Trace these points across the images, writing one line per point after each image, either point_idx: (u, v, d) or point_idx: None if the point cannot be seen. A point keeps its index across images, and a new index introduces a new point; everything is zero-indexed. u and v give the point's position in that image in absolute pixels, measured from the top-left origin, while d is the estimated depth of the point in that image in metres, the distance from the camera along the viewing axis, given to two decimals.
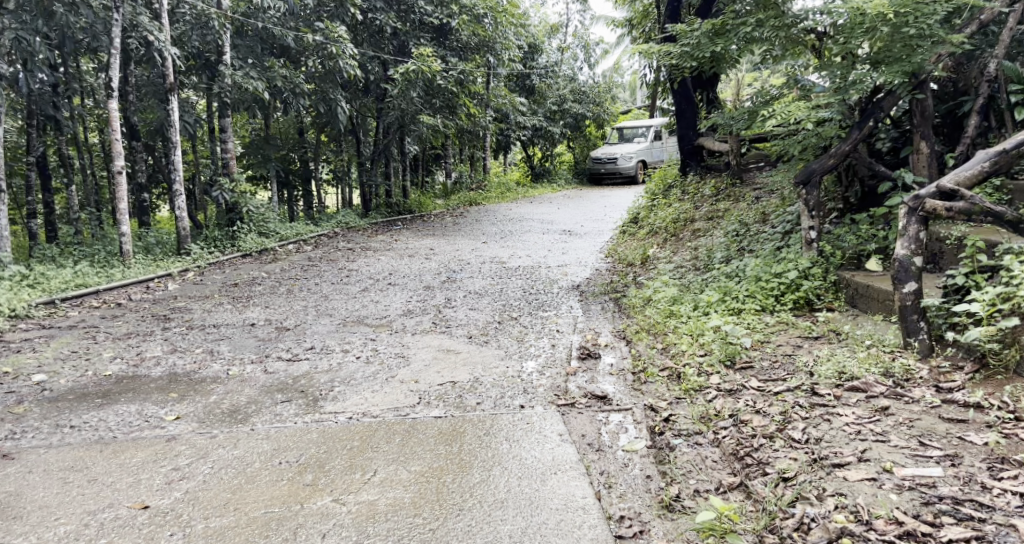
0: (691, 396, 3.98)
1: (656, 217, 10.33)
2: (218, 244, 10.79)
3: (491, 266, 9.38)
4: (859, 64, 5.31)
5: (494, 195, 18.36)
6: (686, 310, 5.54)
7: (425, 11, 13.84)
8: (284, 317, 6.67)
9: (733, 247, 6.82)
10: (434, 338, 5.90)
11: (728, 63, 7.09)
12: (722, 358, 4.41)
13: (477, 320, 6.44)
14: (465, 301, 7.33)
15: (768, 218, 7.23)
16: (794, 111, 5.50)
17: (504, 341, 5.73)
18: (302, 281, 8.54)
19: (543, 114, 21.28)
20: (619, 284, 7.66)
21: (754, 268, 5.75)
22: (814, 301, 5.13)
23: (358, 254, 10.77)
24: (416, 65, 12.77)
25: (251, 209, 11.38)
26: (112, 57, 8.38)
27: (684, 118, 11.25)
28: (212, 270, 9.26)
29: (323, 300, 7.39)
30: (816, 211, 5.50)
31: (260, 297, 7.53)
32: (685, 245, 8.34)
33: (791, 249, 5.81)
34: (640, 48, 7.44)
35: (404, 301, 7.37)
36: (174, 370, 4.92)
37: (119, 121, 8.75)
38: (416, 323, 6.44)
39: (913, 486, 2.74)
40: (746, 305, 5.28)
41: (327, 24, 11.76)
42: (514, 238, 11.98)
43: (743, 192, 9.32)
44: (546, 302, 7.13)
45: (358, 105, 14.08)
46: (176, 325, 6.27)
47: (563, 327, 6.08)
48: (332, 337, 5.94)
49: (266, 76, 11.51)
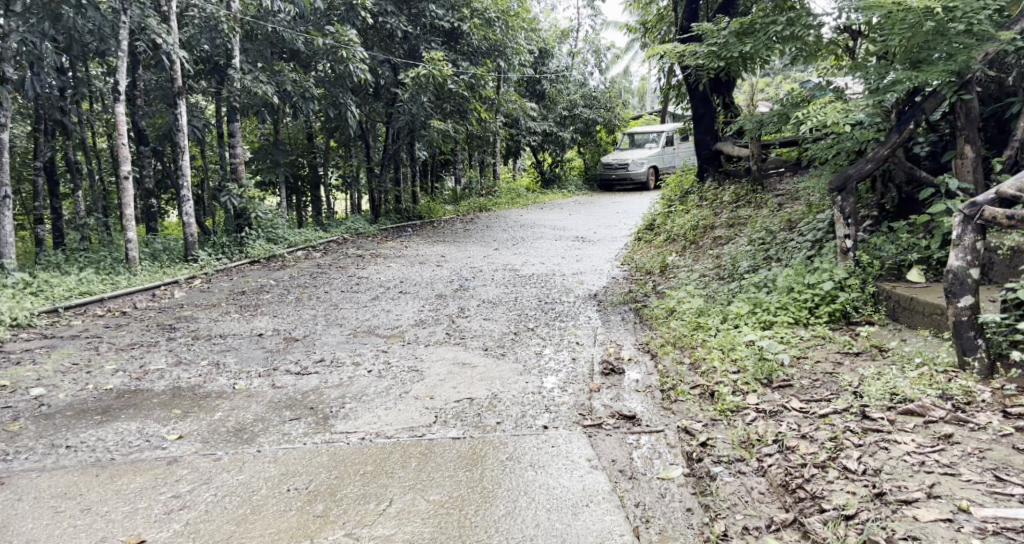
0: (727, 418, 3.73)
1: (673, 224, 10.06)
2: (227, 250, 10.60)
3: (504, 274, 9.13)
4: (897, 63, 5.07)
5: (503, 200, 18.13)
6: (714, 323, 5.30)
7: (436, 15, 13.70)
8: (293, 327, 6.44)
9: (759, 256, 6.58)
10: (449, 350, 5.65)
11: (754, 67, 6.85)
12: (759, 376, 4.18)
13: (493, 331, 6.19)
14: (479, 310, 7.09)
15: (795, 226, 6.96)
16: (828, 114, 5.25)
17: (521, 354, 5.48)
18: (311, 288, 8.31)
19: (553, 119, 21.06)
20: (639, 293, 7.40)
21: (785, 279, 5.50)
22: (852, 314, 4.90)
23: (369, 260, 10.56)
24: (427, 69, 12.64)
25: (261, 215, 11.19)
26: (119, 60, 8.22)
27: (702, 122, 11.08)
28: (220, 277, 9.05)
29: (333, 309, 7.15)
30: (853, 219, 5.21)
31: (268, 306, 7.30)
32: (706, 253, 8.08)
33: (824, 258, 5.56)
34: (660, 50, 7.14)
35: (416, 310, 7.13)
36: (178, 384, 4.68)
37: (125, 125, 8.55)
38: (429, 334, 6.20)
39: (999, 530, 2.54)
40: (779, 319, 5.03)
41: (338, 27, 11.63)
42: (526, 245, 11.73)
43: (764, 198, 9.06)
44: (563, 312, 6.88)
45: (368, 109, 13.93)
46: (181, 335, 6.04)
47: (583, 338, 5.83)
48: (343, 349, 5.70)
49: (276, 80, 11.39)
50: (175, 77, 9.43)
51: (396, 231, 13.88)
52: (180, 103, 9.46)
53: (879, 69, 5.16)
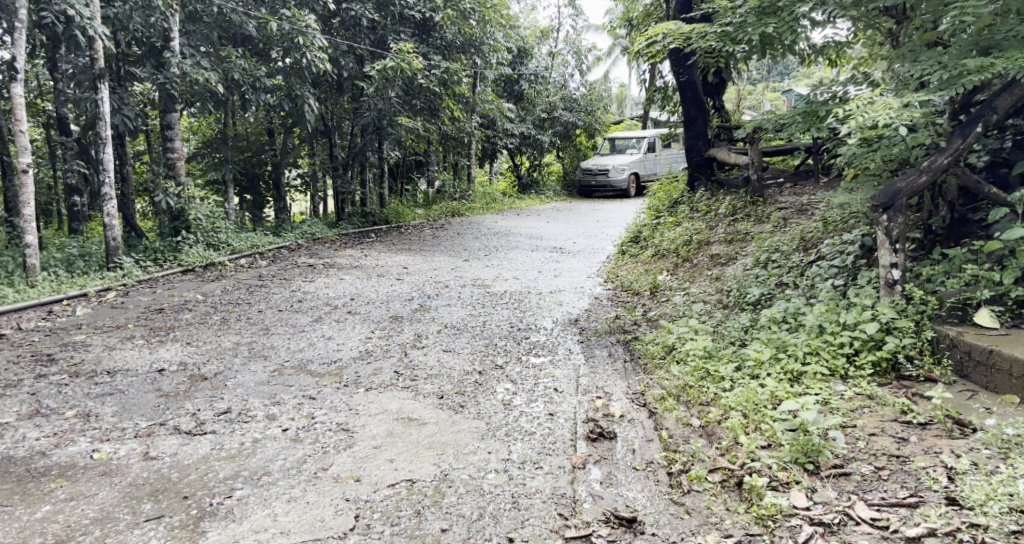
0: (772, 535, 2.86)
1: (662, 237, 8.98)
2: (157, 256, 9.32)
3: (473, 291, 7.97)
4: (964, 50, 4.11)
5: (477, 205, 16.97)
6: (728, 373, 4.22)
7: (407, 4, 12.49)
8: (205, 360, 5.22)
9: (775, 284, 5.51)
10: (393, 398, 4.48)
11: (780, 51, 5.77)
12: (798, 459, 3.16)
13: (453, 370, 5.03)
14: (438, 339, 5.90)
15: (814, 246, 5.91)
16: (878, 109, 4.16)
17: (485, 405, 4.35)
18: (243, 306, 7.08)
19: (532, 121, 19.97)
20: (626, 320, 6.28)
21: (817, 315, 4.42)
22: (904, 365, 3.86)
23: (319, 271, 9.35)
24: (394, 61, 11.46)
25: (201, 217, 9.94)
26: (17, 33, 6.96)
27: (693, 126, 10.13)
28: (141, 289, 7.79)
29: (262, 336, 5.93)
30: (900, 244, 4.20)
31: (184, 329, 6.07)
32: (704, 274, 7.02)
33: (861, 289, 4.51)
34: (666, 30, 6.13)
35: (362, 338, 5.95)
36: (12, 453, 3.49)
37: (25, 111, 7.26)
38: (373, 372, 5.04)
39: None
40: (809, 369, 3.98)
41: (294, 11, 10.38)
42: (498, 255, 10.60)
43: (766, 212, 8.05)
44: (538, 343, 5.73)
45: (330, 103, 12.67)
46: (56, 371, 4.77)
47: (562, 383, 4.69)
48: (260, 395, 4.51)
49: (221, 68, 10.14)
50: (96, 57, 8.29)
51: (357, 236, 12.67)
52: (101, 87, 8.32)
53: (935, 54, 4.22)
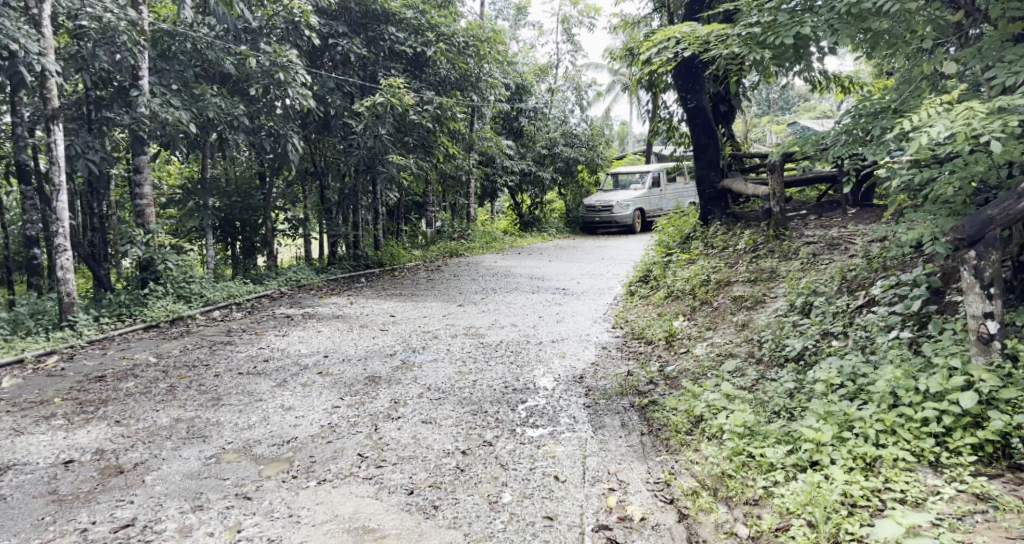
0: None
1: (675, 276, 8.05)
2: (120, 310, 8.42)
3: (464, 343, 7.01)
4: None
5: (477, 245, 16.07)
6: (779, 457, 3.29)
7: (397, 39, 11.76)
8: (129, 445, 4.26)
9: (821, 335, 4.54)
10: (349, 496, 3.52)
11: (817, 58, 5.07)
12: None
13: (430, 451, 4.04)
14: (418, 407, 4.91)
15: (863, 287, 4.96)
16: (964, 118, 3.27)
17: (467, 503, 3.39)
18: (199, 369, 6.13)
19: (532, 157, 19.19)
20: (641, 378, 5.30)
21: (888, 376, 3.46)
22: (1018, 448, 3.00)
23: (297, 322, 8.41)
24: (383, 97, 10.62)
25: (171, 266, 9.04)
26: None
27: (704, 155, 9.28)
28: (89, 353, 6.86)
29: (209, 410, 4.96)
30: (995, 287, 3.31)
31: (119, 403, 5.12)
32: (729, 321, 6.04)
33: (941, 343, 3.58)
34: (680, 33, 5.62)
35: (327, 408, 4.96)
36: None
37: None
38: (331, 455, 4.06)
39: None
40: (886, 453, 3.08)
41: (275, 46, 9.55)
42: (495, 299, 9.65)
43: (792, 247, 7.14)
44: (537, 409, 4.73)
45: (316, 143, 11.87)
46: None
47: (564, 468, 3.70)
48: (182, 494, 3.58)
49: (195, 107, 9.25)
50: (49, 96, 7.54)
51: (347, 281, 11.78)
52: (54, 127, 7.53)
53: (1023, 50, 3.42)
